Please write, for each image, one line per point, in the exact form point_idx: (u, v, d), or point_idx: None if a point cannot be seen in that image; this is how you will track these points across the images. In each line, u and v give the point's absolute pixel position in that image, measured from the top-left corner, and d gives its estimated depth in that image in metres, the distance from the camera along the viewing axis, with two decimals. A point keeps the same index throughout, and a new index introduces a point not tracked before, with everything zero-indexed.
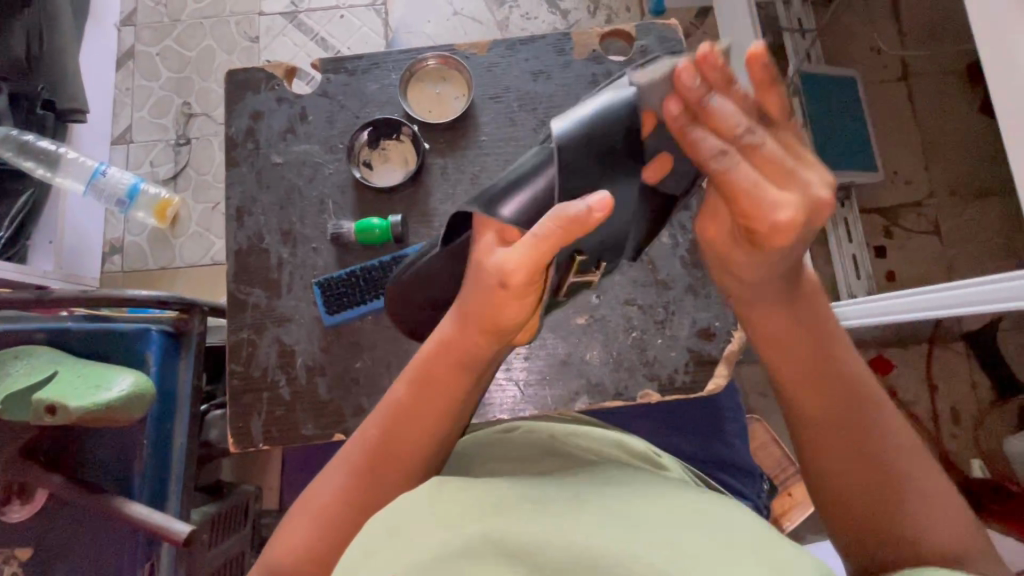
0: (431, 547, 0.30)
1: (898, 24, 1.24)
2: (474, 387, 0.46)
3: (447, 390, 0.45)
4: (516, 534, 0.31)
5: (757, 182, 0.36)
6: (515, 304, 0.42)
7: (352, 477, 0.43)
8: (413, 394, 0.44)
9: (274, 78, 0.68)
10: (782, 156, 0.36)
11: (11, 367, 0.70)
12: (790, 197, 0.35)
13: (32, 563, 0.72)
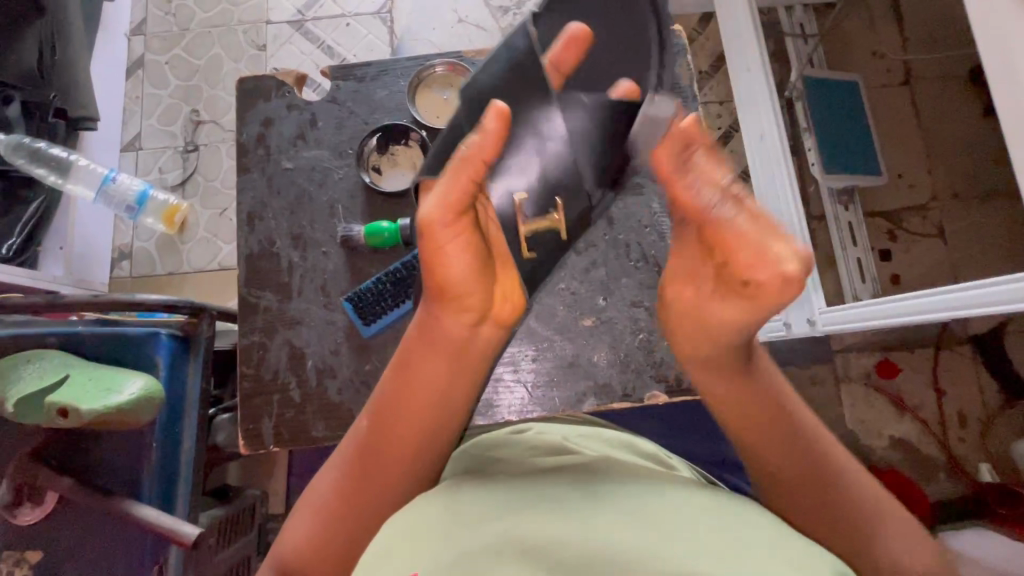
0: (457, 547, 0.32)
1: (900, 29, 1.24)
2: (456, 368, 0.46)
3: (424, 373, 0.45)
4: (538, 533, 0.32)
5: (756, 237, 0.34)
6: (454, 248, 0.42)
7: (347, 473, 0.45)
8: (395, 382, 0.46)
9: (285, 86, 0.69)
10: (766, 214, 0.35)
11: (23, 371, 0.71)
12: (785, 253, 0.34)
13: (42, 567, 0.72)
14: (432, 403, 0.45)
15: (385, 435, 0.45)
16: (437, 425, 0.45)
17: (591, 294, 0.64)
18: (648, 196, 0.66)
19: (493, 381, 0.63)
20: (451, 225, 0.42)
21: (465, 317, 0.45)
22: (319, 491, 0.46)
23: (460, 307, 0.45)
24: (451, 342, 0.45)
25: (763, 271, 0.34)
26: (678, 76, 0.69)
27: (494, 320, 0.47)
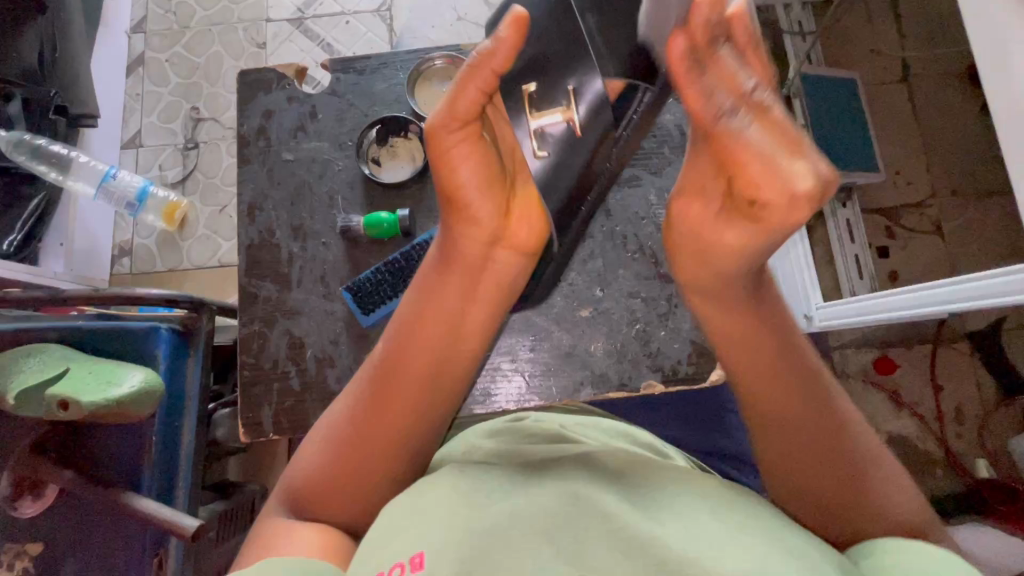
0: (468, 528, 0.34)
1: (898, 26, 1.25)
2: (467, 299, 0.45)
3: (438, 303, 0.45)
4: (542, 510, 0.34)
5: (770, 153, 0.31)
6: (461, 165, 0.42)
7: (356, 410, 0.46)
8: (414, 311, 0.45)
9: (285, 78, 0.70)
10: (792, 124, 0.32)
11: (23, 364, 0.72)
12: (806, 170, 0.31)
13: (43, 558, 0.73)
14: (442, 336, 0.45)
15: (394, 371, 0.45)
16: (446, 361, 0.45)
17: (588, 285, 0.65)
18: (645, 187, 0.67)
19: (491, 370, 0.63)
20: (463, 137, 0.41)
21: (473, 241, 0.44)
22: (325, 426, 0.47)
23: (470, 229, 0.44)
24: (463, 264, 0.45)
25: (769, 192, 0.32)
26: None
27: (508, 246, 0.45)
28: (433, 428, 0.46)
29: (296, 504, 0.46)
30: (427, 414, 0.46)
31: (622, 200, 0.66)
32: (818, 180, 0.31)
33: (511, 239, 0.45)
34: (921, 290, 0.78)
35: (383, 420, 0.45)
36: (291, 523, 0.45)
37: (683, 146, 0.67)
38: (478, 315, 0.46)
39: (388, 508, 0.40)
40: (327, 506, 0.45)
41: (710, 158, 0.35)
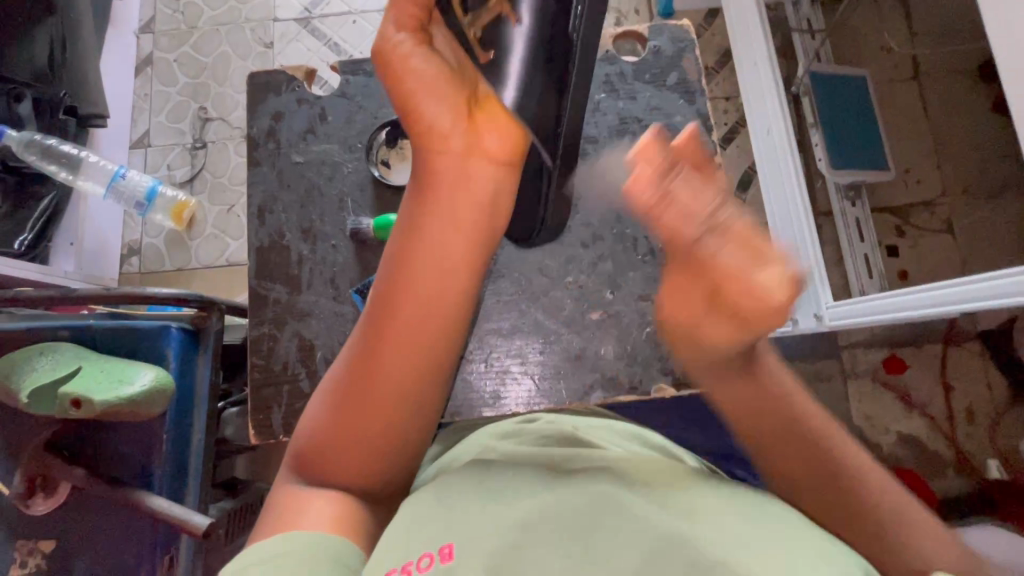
0: (496, 533, 0.35)
1: (909, 23, 1.24)
2: (459, 215, 0.45)
3: (433, 225, 0.45)
4: (567, 513, 0.35)
5: (741, 267, 0.33)
6: (416, 68, 0.48)
7: (355, 346, 0.46)
8: (405, 237, 0.46)
9: (295, 80, 0.70)
10: (756, 234, 0.34)
11: (36, 363, 0.72)
12: (771, 276, 0.33)
13: (56, 556, 0.73)
14: (431, 261, 0.45)
15: (387, 306, 0.45)
16: (438, 288, 0.45)
17: (598, 288, 0.65)
18: None
19: (501, 373, 0.63)
20: (423, 88, 0.48)
21: (454, 163, 0.46)
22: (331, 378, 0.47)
23: (449, 155, 0.46)
24: (447, 177, 0.46)
25: (747, 302, 0.33)
26: (687, 69, 0.69)
27: (485, 156, 0.47)
28: (437, 361, 0.46)
29: (311, 472, 0.46)
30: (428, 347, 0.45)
31: None
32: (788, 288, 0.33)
33: (491, 156, 0.47)
34: (928, 292, 0.77)
35: (384, 361, 0.44)
36: (306, 492, 0.45)
37: None
38: (467, 236, 0.46)
39: (408, 511, 0.41)
40: (337, 463, 0.45)
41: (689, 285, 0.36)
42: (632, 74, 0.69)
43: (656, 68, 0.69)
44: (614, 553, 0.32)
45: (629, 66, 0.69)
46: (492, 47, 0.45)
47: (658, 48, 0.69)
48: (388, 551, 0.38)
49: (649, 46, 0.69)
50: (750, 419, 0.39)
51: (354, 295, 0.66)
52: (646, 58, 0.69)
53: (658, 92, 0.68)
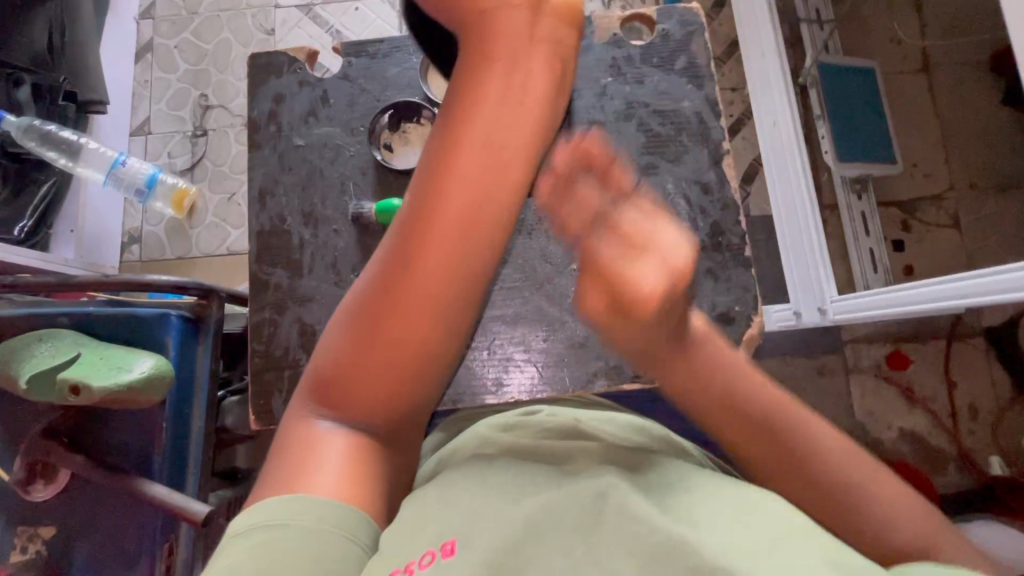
0: (497, 529, 0.35)
1: (919, 14, 1.22)
2: (504, 120, 0.49)
3: (480, 131, 0.49)
4: (567, 508, 0.35)
5: (626, 255, 0.43)
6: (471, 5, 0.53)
7: (390, 251, 0.47)
8: (448, 146, 0.48)
9: (297, 62, 0.69)
10: (641, 224, 0.45)
11: (36, 349, 0.72)
12: (650, 267, 0.42)
13: (56, 541, 0.73)
14: (482, 159, 0.48)
15: (431, 199, 0.47)
16: (483, 180, 0.48)
17: None
18: (662, 176, 0.65)
19: (504, 361, 0.63)
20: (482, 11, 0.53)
21: (508, 65, 0.51)
22: (356, 295, 0.47)
23: (507, 56, 0.51)
24: (493, 93, 0.50)
25: (643, 279, 0.42)
26: (695, 53, 0.68)
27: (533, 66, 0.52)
28: (479, 259, 0.48)
29: (328, 400, 0.45)
30: (472, 238, 0.47)
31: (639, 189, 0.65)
32: (675, 257, 0.42)
33: (539, 60, 0.52)
34: (929, 288, 0.77)
35: (426, 253, 0.46)
36: (317, 441, 0.43)
37: (701, 134, 0.66)
38: (514, 135, 0.50)
39: (411, 507, 0.41)
40: (364, 371, 0.44)
41: (593, 279, 0.43)
42: (640, 58, 0.67)
43: (664, 52, 0.68)
44: (617, 555, 0.32)
45: (637, 50, 0.68)
46: None
47: (667, 31, 0.68)
48: (386, 549, 0.38)
49: (658, 29, 0.68)
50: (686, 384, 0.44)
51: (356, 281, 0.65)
52: (653, 42, 0.68)
53: (665, 76, 0.67)
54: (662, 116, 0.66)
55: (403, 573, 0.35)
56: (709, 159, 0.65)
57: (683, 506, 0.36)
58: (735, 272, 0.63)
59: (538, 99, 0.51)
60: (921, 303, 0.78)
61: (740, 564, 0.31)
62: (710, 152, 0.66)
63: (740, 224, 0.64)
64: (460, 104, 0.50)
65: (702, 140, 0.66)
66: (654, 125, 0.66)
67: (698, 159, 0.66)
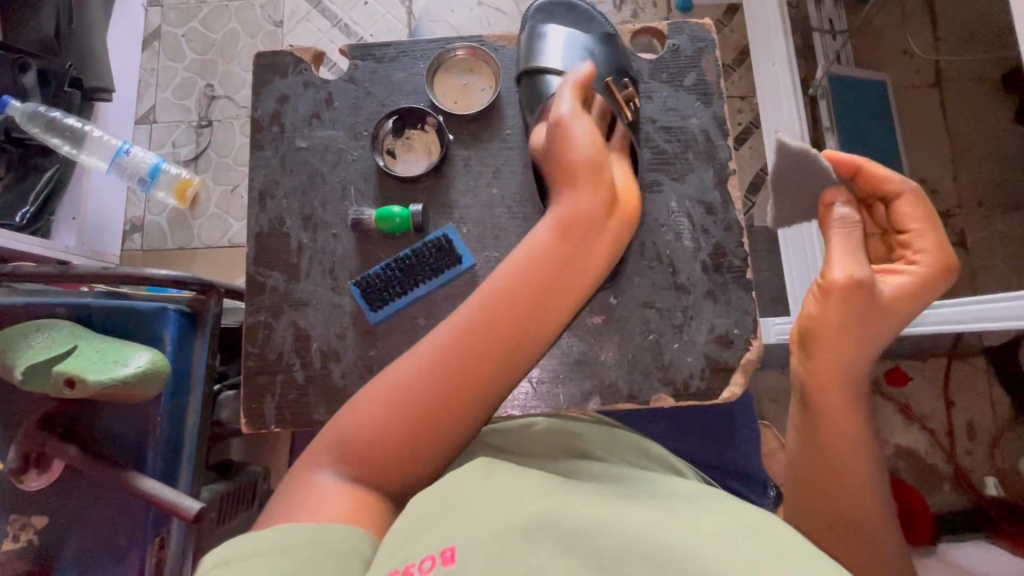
0: (499, 526, 0.36)
1: (933, 28, 1.21)
2: (572, 261, 0.49)
3: (546, 264, 0.48)
4: (568, 515, 0.36)
5: (924, 232, 0.52)
6: (581, 130, 0.53)
7: (437, 353, 0.46)
8: (518, 269, 0.48)
9: (302, 63, 0.68)
10: (925, 218, 0.52)
11: (32, 339, 0.72)
12: (923, 256, 0.51)
13: (47, 532, 0.74)
14: (540, 293, 0.48)
15: (482, 326, 0.46)
16: (536, 318, 0.47)
17: (603, 292, 0.63)
18: (665, 193, 0.65)
19: None
20: (585, 151, 0.52)
21: (588, 219, 0.50)
22: (394, 376, 0.46)
23: (593, 202, 0.51)
24: (577, 232, 0.50)
25: (924, 261, 0.51)
26: (705, 70, 0.67)
27: (616, 216, 0.52)
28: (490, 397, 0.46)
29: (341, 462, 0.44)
30: (506, 371, 0.46)
31: (642, 207, 0.64)
32: (954, 259, 0.51)
33: (614, 232, 0.51)
34: (937, 310, 0.76)
35: (466, 368, 0.45)
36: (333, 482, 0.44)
37: (707, 153, 0.65)
38: (567, 293, 0.49)
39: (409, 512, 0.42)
40: (379, 457, 0.44)
41: (854, 240, 0.53)
42: (649, 72, 0.67)
43: (674, 67, 0.67)
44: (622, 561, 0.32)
45: (646, 63, 0.67)
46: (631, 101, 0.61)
47: (678, 47, 0.67)
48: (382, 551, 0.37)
49: (669, 44, 0.67)
50: (834, 433, 0.49)
51: (353, 287, 0.65)
52: (664, 57, 0.67)
53: (674, 92, 0.66)
54: (668, 133, 0.66)
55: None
56: (714, 177, 0.65)
57: (676, 514, 0.37)
58: (735, 293, 0.63)
59: (599, 269, 0.50)
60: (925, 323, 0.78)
61: (735, 560, 0.32)
62: (715, 171, 0.65)
63: (743, 246, 0.63)
64: (546, 227, 0.50)
65: (708, 158, 0.65)
66: (661, 141, 0.65)
67: (703, 178, 0.65)
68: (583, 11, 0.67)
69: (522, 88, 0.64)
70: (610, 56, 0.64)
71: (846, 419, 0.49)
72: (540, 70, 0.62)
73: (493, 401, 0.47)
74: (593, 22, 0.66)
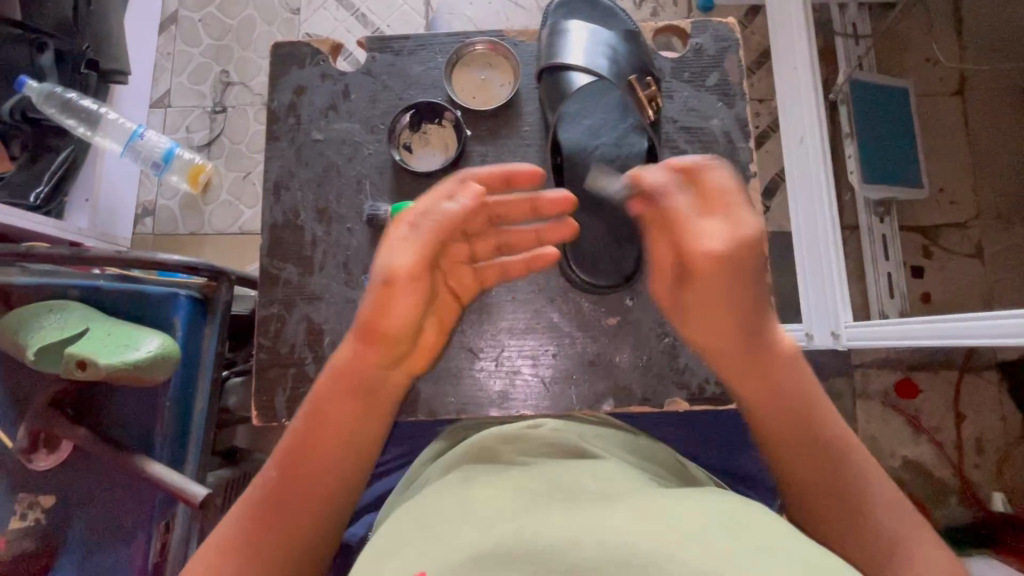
0: (468, 547, 0.34)
1: (957, 35, 1.19)
2: (365, 411, 0.49)
3: (339, 414, 0.48)
4: (544, 534, 0.34)
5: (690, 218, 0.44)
6: (402, 295, 0.46)
7: (252, 514, 0.46)
8: (311, 421, 0.48)
9: (320, 54, 0.68)
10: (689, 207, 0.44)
11: (44, 320, 0.72)
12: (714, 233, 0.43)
13: (53, 513, 0.74)
14: (340, 442, 0.48)
15: (290, 478, 0.47)
16: (341, 462, 0.48)
17: (618, 294, 0.63)
18: None
19: (511, 372, 0.62)
20: (377, 304, 0.46)
21: (367, 375, 0.49)
22: (221, 534, 0.46)
23: (371, 355, 0.48)
24: (363, 385, 0.49)
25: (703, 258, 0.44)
26: (728, 71, 0.66)
27: (405, 366, 0.51)
28: (330, 525, 0.49)
29: None
30: (327, 509, 0.48)
31: None
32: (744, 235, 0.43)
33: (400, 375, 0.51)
34: (955, 323, 0.75)
35: (289, 519, 0.46)
36: None
37: (728, 154, 0.64)
38: (366, 436, 0.49)
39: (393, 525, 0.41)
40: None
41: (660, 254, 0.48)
42: (670, 72, 0.66)
43: (697, 67, 0.66)
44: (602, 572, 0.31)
45: (667, 62, 0.66)
46: (652, 103, 0.61)
47: (701, 47, 0.66)
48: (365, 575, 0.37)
49: (691, 43, 0.66)
50: (754, 381, 0.49)
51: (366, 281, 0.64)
52: (686, 56, 0.66)
53: (696, 93, 0.65)
54: (689, 133, 0.65)
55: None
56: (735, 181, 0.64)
57: (662, 509, 0.35)
58: None
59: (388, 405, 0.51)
60: (942, 336, 0.77)
61: None
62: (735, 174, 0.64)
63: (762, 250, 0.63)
64: (326, 386, 0.49)
65: (729, 160, 0.64)
66: (681, 142, 0.65)
67: None
68: (605, 8, 0.66)
69: (543, 84, 0.63)
70: (633, 54, 0.62)
71: (751, 373, 0.48)
72: (562, 65, 0.61)
73: (328, 533, 0.49)
74: (615, 19, 0.65)
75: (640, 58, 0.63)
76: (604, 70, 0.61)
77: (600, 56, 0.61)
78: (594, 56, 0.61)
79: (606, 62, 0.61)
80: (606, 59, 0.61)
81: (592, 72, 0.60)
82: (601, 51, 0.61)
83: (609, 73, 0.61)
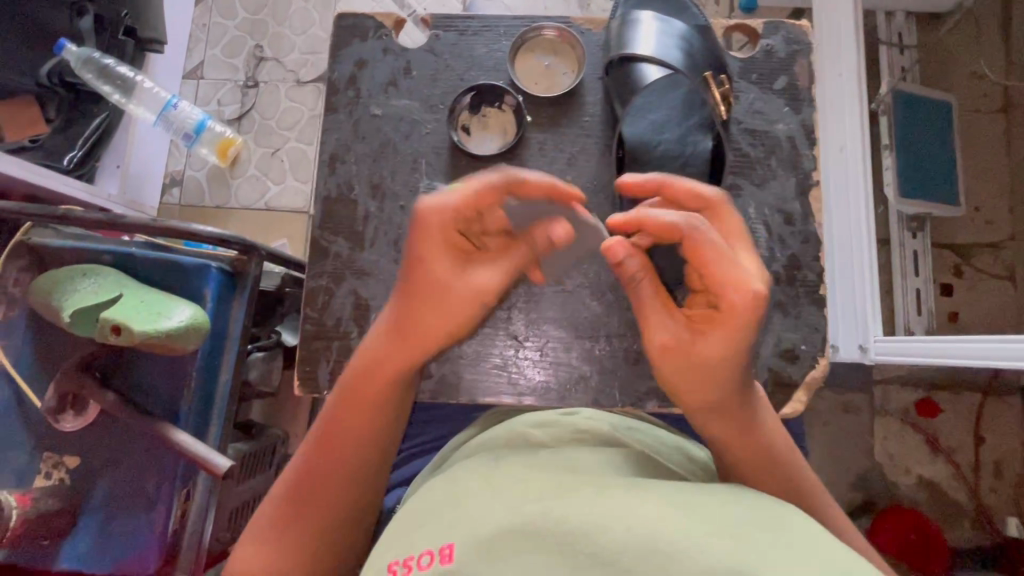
0: (501, 521, 0.34)
1: (1006, 51, 1.16)
2: (400, 395, 0.50)
3: (370, 401, 0.48)
4: (581, 511, 0.33)
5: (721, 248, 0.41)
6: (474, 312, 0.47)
7: (290, 490, 0.49)
8: (343, 409, 0.49)
9: (383, 28, 0.67)
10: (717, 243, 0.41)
11: (79, 283, 0.73)
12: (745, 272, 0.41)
13: (79, 473, 0.75)
14: (375, 425, 0.49)
15: (324, 458, 0.49)
16: (376, 441, 0.50)
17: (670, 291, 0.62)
18: (744, 199, 0.63)
19: (553, 361, 0.62)
20: (438, 318, 0.46)
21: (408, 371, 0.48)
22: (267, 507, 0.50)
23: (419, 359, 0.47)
24: (402, 379, 0.48)
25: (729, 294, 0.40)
26: (798, 74, 0.64)
27: None
28: (357, 504, 0.51)
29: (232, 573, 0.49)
30: (366, 482, 0.51)
31: None
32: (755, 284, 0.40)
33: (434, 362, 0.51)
34: (986, 345, 0.73)
35: (326, 494, 0.49)
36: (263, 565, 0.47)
37: (792, 162, 0.63)
38: (399, 412, 0.51)
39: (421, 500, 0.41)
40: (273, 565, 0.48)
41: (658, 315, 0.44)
42: (739, 72, 0.64)
43: (766, 68, 0.65)
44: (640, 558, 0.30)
45: (734, 61, 0.65)
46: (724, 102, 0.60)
47: (772, 48, 0.65)
48: (392, 545, 0.37)
49: (762, 43, 0.65)
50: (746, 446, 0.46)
51: None
52: (755, 56, 0.65)
53: (763, 95, 0.64)
54: (753, 136, 0.64)
55: (407, 566, 0.34)
56: (796, 188, 0.63)
57: (704, 506, 0.34)
58: (806, 308, 0.61)
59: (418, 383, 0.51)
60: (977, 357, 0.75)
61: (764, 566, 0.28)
62: (798, 181, 0.63)
63: (819, 261, 0.62)
64: (354, 377, 0.48)
65: (792, 168, 0.63)
66: (745, 145, 0.64)
67: (784, 187, 0.63)
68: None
69: (612, 75, 0.62)
70: (706, 50, 0.62)
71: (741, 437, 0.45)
72: (632, 56, 0.60)
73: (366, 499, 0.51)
74: (685, 12, 0.64)
75: (713, 53, 0.62)
76: (676, 63, 0.60)
77: (673, 48, 0.60)
78: (668, 47, 0.60)
79: (681, 54, 0.60)
80: (680, 51, 0.60)
81: (666, 64, 0.60)
82: (677, 44, 0.61)
83: (685, 67, 0.60)
